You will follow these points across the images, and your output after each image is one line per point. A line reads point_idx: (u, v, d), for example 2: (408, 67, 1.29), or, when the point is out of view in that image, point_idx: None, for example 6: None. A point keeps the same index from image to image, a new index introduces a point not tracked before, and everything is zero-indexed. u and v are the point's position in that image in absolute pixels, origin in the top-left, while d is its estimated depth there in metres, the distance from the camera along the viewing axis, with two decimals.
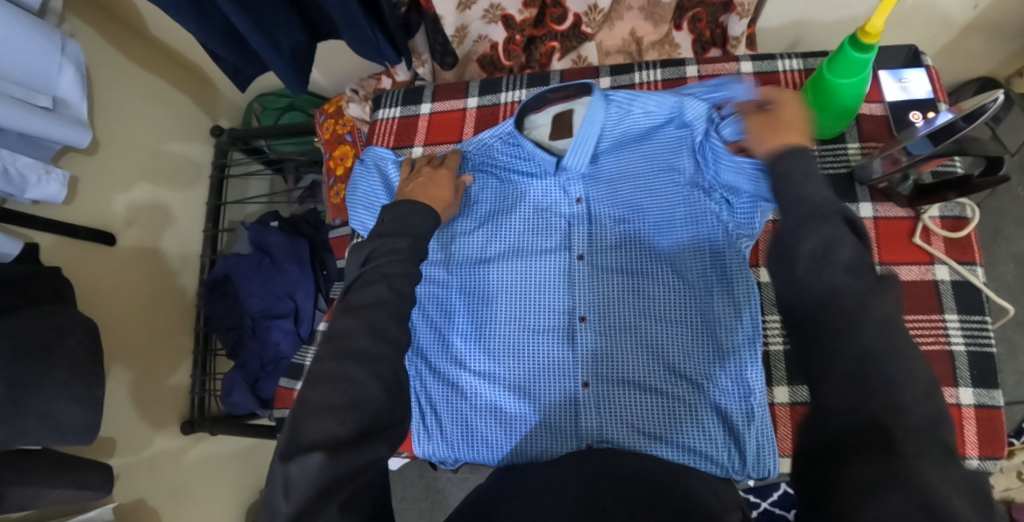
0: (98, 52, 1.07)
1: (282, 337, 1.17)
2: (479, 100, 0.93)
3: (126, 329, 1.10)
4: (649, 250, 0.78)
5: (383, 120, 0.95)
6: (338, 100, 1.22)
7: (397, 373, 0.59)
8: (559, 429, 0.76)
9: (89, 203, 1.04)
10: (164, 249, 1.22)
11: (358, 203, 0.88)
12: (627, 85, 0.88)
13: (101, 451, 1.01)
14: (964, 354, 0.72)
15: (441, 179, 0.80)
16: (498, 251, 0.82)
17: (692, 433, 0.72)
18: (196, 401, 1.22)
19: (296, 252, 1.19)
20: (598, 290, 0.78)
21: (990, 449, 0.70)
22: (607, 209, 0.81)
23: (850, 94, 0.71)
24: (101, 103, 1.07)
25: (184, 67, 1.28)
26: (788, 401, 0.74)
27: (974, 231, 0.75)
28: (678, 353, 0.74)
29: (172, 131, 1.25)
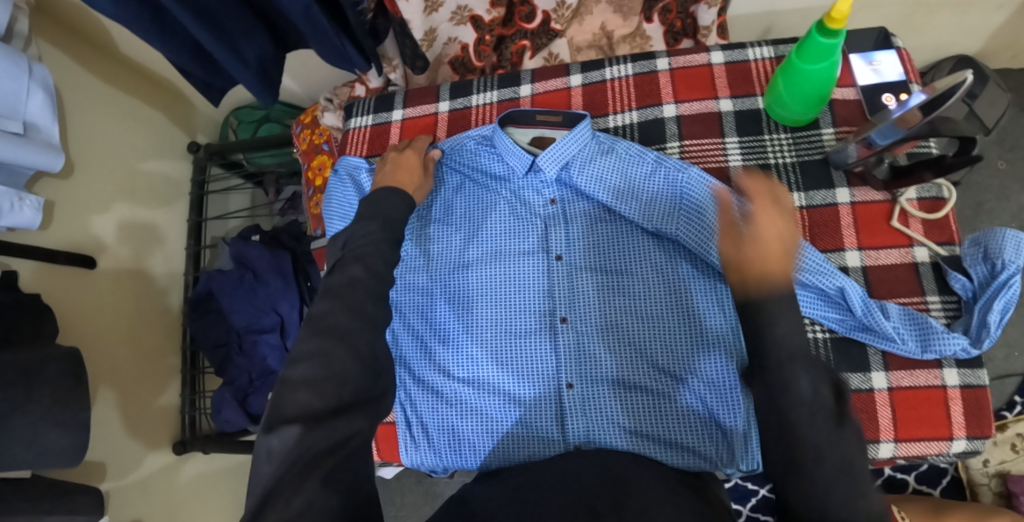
0: (67, 74, 1.05)
1: (269, 351, 1.16)
2: (451, 104, 0.92)
3: (111, 354, 1.09)
4: (628, 248, 0.78)
5: (355, 129, 0.94)
6: (314, 110, 1.21)
7: (375, 384, 0.58)
8: (546, 431, 0.76)
9: (66, 227, 1.03)
10: (145, 270, 1.21)
11: (334, 215, 0.87)
12: (599, 81, 0.87)
13: (92, 477, 1.00)
14: None
15: (408, 160, 0.81)
16: (476, 256, 0.82)
17: (679, 429, 0.72)
18: (187, 421, 1.21)
19: (278, 265, 1.17)
20: (578, 290, 0.78)
21: (978, 429, 0.70)
22: (582, 208, 0.81)
23: (820, 80, 0.71)
24: (76, 127, 1.05)
25: (156, 83, 1.26)
26: None
27: (952, 211, 0.74)
28: (661, 349, 0.74)
29: (147, 149, 1.24)
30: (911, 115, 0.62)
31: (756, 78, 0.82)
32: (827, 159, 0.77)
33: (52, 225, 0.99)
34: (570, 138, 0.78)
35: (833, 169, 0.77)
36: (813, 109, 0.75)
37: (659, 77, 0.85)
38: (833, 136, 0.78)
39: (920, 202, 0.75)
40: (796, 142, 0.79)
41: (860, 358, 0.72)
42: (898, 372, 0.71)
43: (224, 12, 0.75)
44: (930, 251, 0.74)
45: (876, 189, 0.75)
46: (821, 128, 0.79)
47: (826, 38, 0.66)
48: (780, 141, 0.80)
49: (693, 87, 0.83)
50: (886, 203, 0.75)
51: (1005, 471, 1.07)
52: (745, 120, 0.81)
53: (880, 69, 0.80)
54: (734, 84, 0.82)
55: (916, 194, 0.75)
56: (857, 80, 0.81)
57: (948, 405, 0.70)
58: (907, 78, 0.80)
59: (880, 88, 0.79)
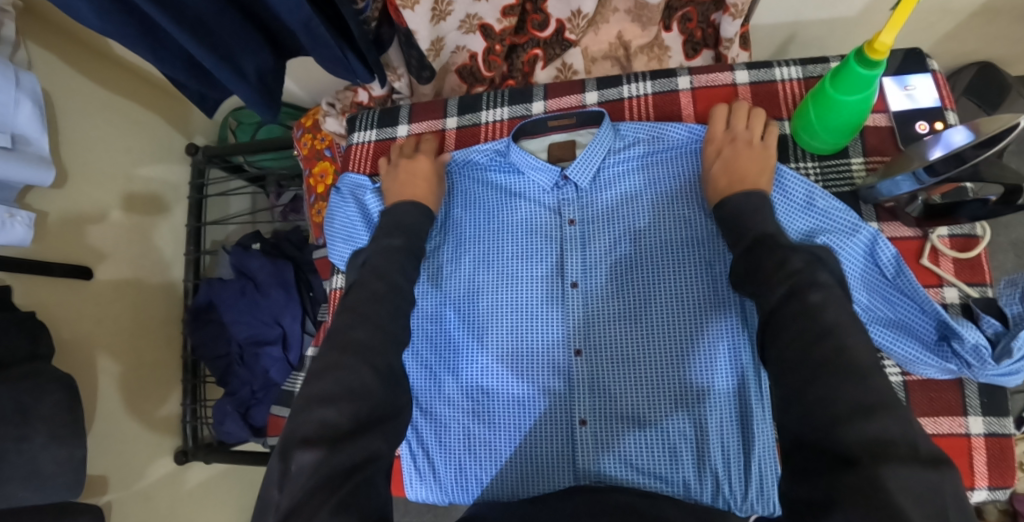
0: (59, 78, 1.01)
1: (271, 364, 1.15)
2: (459, 120, 0.87)
3: (110, 365, 1.07)
4: (647, 276, 0.73)
5: (358, 144, 0.89)
6: (315, 113, 1.16)
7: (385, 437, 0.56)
8: (556, 467, 0.73)
9: (61, 239, 1.00)
10: (144, 278, 1.18)
11: (336, 236, 0.83)
12: (616, 99, 0.81)
13: (94, 492, 0.99)
14: (974, 382, 0.69)
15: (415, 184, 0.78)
16: (486, 281, 0.78)
17: (696, 470, 0.69)
18: (188, 431, 1.19)
19: (279, 276, 1.14)
20: (592, 320, 0.74)
21: (1000, 479, 0.68)
22: (599, 231, 0.76)
23: (855, 111, 0.66)
24: (69, 133, 1.02)
25: (153, 83, 1.22)
26: None
27: (984, 250, 0.71)
28: (679, 384, 0.70)
29: (143, 154, 1.20)
30: (951, 161, 0.58)
31: (782, 100, 0.77)
32: (856, 192, 0.73)
33: (47, 238, 0.97)
34: (595, 144, 0.76)
35: (862, 202, 0.73)
36: (844, 138, 0.71)
37: (680, 97, 0.80)
38: (862, 166, 0.74)
39: (951, 240, 0.72)
40: (824, 173, 0.75)
41: None
42: (922, 419, 0.69)
43: (220, 28, 0.70)
44: (961, 293, 0.70)
45: (907, 225, 0.72)
46: (850, 158, 0.75)
47: (865, 69, 0.61)
48: (807, 170, 0.75)
49: (715, 109, 0.79)
50: (917, 240, 0.72)
51: None
52: None
53: (915, 94, 0.76)
54: (759, 108, 0.78)
55: (947, 232, 0.72)
56: (891, 105, 0.76)
57: (972, 454, 0.68)
58: (942, 104, 0.75)
59: (913, 115, 0.75)
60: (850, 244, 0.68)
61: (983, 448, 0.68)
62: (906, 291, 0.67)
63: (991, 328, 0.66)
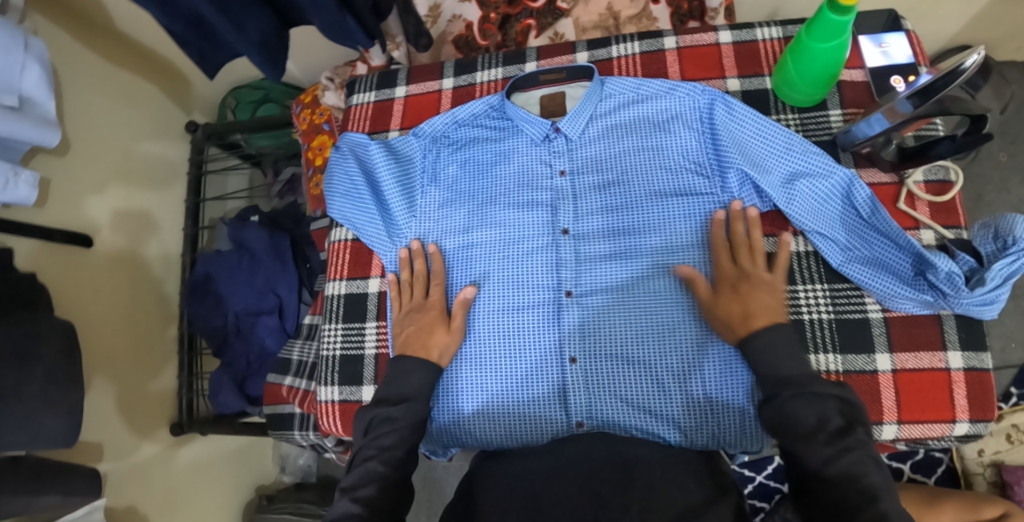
0: (64, 51, 1.03)
1: (267, 333, 1.16)
2: (455, 81, 0.89)
3: (107, 334, 1.08)
4: (637, 223, 0.75)
5: (358, 105, 0.92)
6: (314, 90, 1.20)
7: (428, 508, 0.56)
8: (547, 408, 0.74)
9: (62, 206, 1.01)
10: (142, 253, 1.19)
11: (335, 192, 0.84)
12: (605, 58, 0.85)
13: (90, 457, 0.99)
14: (952, 318, 0.71)
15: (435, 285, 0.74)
16: (480, 229, 0.79)
17: (684, 407, 0.71)
18: (185, 403, 1.20)
19: (277, 248, 1.16)
20: (584, 264, 0.75)
21: (980, 412, 0.70)
22: (590, 178, 0.78)
23: (829, 60, 0.69)
24: (74, 105, 1.05)
25: (155, 63, 1.25)
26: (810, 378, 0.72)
27: (958, 195, 0.75)
28: (670, 324, 0.72)
29: (143, 130, 1.22)
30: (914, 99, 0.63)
31: (763, 58, 0.81)
32: (834, 140, 0.77)
33: (48, 204, 0.98)
34: (585, 98, 0.79)
35: (840, 150, 0.77)
36: (818, 90, 0.75)
37: (666, 55, 0.83)
38: (840, 118, 0.78)
39: (927, 185, 0.75)
40: (804, 124, 0.79)
41: (865, 338, 0.71)
42: (903, 354, 0.71)
43: None
44: (937, 235, 0.73)
45: (884, 171, 0.76)
46: (829, 110, 0.79)
47: (837, 16, 0.65)
48: (788, 121, 0.79)
49: (699, 66, 0.82)
50: (893, 186, 0.76)
51: (1000, 460, 1.13)
52: (753, 100, 0.80)
53: (890, 51, 0.79)
54: (742, 65, 0.81)
55: (923, 177, 0.75)
56: (866, 62, 0.80)
57: (952, 388, 0.70)
58: (915, 61, 0.79)
59: (888, 70, 0.79)
60: (826, 186, 0.71)
61: (962, 381, 0.70)
62: (881, 231, 0.71)
63: (966, 264, 0.70)
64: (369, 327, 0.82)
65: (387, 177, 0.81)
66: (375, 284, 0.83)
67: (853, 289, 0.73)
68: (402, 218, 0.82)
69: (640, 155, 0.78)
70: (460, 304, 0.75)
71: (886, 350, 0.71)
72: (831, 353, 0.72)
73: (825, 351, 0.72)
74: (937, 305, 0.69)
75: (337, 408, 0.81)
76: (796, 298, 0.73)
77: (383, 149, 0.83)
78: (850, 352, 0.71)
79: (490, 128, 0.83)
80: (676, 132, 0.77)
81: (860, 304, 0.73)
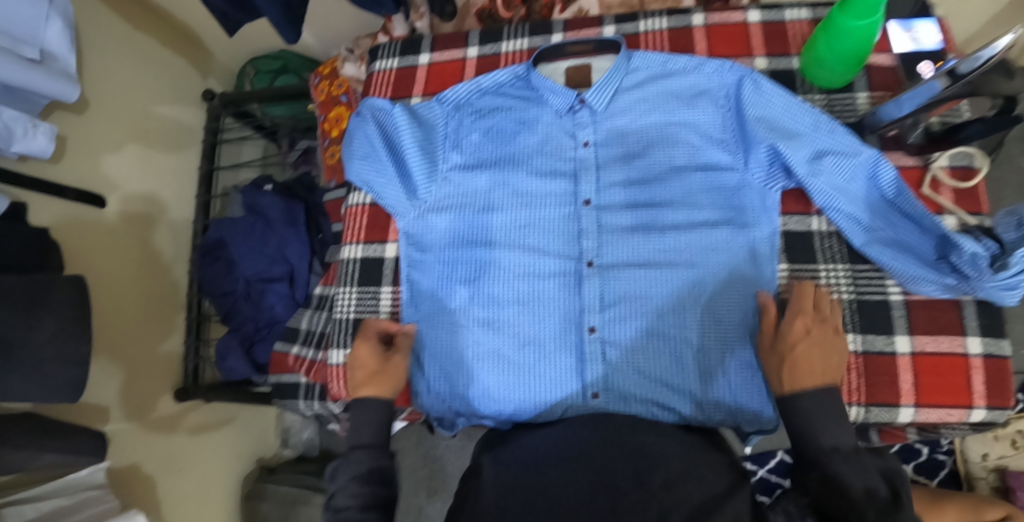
0: (85, 8, 1.03)
1: (276, 300, 1.15)
2: (480, 50, 0.89)
3: (117, 294, 1.07)
4: (662, 197, 0.75)
5: (380, 71, 0.91)
6: (333, 62, 1.20)
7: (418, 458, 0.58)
8: (565, 377, 0.73)
9: (77, 164, 1.01)
10: (155, 217, 1.19)
11: (355, 155, 0.83)
12: (633, 33, 0.85)
13: (94, 416, 0.98)
14: (973, 304, 0.71)
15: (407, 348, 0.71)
16: (501, 196, 0.78)
17: (704, 381, 0.70)
18: (190, 368, 1.19)
19: (290, 215, 1.16)
20: (607, 235, 0.75)
21: (998, 400, 0.69)
22: (614, 151, 0.77)
23: (860, 39, 0.69)
24: (93, 63, 1.04)
25: (174, 27, 1.24)
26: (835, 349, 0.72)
27: (982, 182, 0.74)
28: (693, 298, 0.71)
29: (161, 93, 1.22)
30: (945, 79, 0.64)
31: (792, 38, 0.81)
32: (860, 122, 0.77)
33: (64, 160, 0.98)
34: (612, 70, 0.78)
35: (865, 132, 0.77)
36: (849, 70, 0.74)
37: (694, 32, 0.83)
38: (867, 100, 0.78)
39: (952, 170, 0.75)
40: (830, 104, 0.79)
41: (885, 319, 0.72)
42: (922, 336, 0.71)
43: None
44: (959, 220, 0.73)
45: (909, 154, 0.76)
46: (856, 93, 0.79)
47: None
48: (814, 102, 0.79)
49: (727, 44, 0.82)
50: (917, 170, 0.76)
51: (1005, 465, 1.13)
52: (780, 80, 0.80)
53: (919, 37, 0.79)
54: (770, 44, 0.81)
55: (948, 162, 0.75)
56: (895, 47, 0.80)
57: (970, 374, 0.70)
58: (945, 48, 0.78)
59: (917, 56, 0.79)
60: (852, 164, 0.70)
61: (981, 367, 0.69)
62: (904, 212, 0.70)
63: (990, 249, 0.68)
64: (385, 290, 0.81)
65: (413, 144, 0.79)
66: (392, 248, 0.83)
67: (875, 270, 0.73)
68: (421, 182, 0.80)
69: (666, 130, 0.77)
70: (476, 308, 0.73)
71: (905, 332, 0.71)
72: (851, 332, 0.72)
73: (843, 329, 0.72)
74: (958, 288, 0.68)
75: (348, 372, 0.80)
76: (816, 278, 0.74)
77: (405, 112, 0.82)
78: (869, 332, 0.72)
79: (515, 96, 0.82)
80: (704, 107, 0.76)
81: (880, 285, 0.73)
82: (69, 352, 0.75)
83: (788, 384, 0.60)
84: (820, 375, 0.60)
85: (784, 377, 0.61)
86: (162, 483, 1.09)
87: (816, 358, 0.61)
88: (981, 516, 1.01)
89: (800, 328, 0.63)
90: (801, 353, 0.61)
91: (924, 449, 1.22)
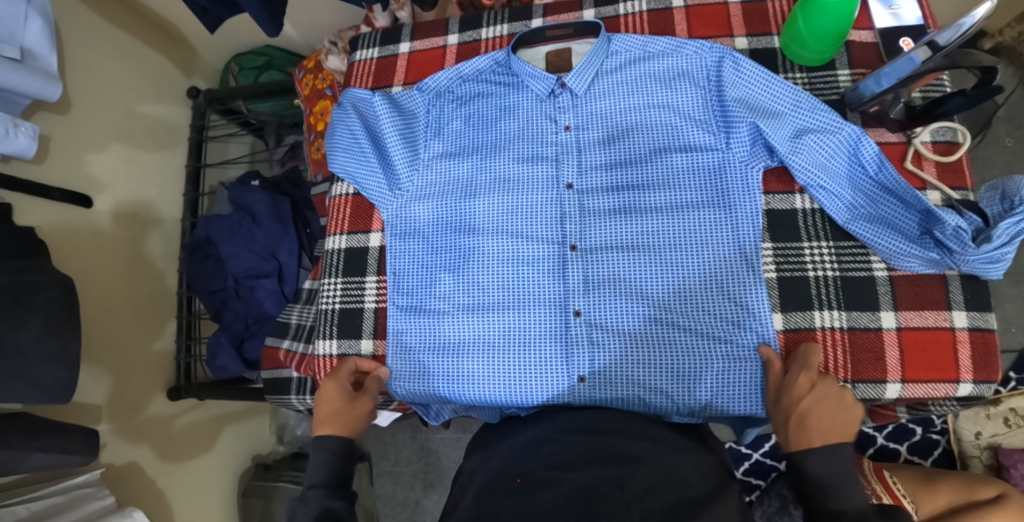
0: (64, 7, 1.02)
1: (266, 297, 1.15)
2: (460, 37, 0.88)
3: (106, 294, 1.07)
4: (644, 179, 0.74)
5: (361, 61, 0.91)
6: (317, 56, 1.20)
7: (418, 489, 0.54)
8: (550, 362, 0.73)
9: (62, 164, 1.00)
10: (142, 217, 1.18)
11: (337, 146, 0.82)
12: (612, 15, 0.84)
13: (86, 418, 0.98)
14: (957, 279, 0.71)
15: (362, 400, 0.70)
16: (483, 184, 0.78)
17: (690, 362, 0.70)
18: (183, 367, 1.19)
19: (278, 211, 1.15)
20: (590, 218, 0.74)
21: (985, 373, 0.69)
22: (595, 134, 0.77)
23: (839, 15, 0.68)
24: (74, 62, 1.03)
25: (156, 25, 1.23)
26: (823, 328, 0.71)
27: (965, 156, 0.74)
28: (676, 280, 0.71)
29: (145, 92, 1.21)
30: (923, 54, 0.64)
31: (772, 17, 0.80)
32: (842, 99, 0.76)
33: (48, 161, 0.97)
34: (591, 53, 0.77)
35: (847, 109, 0.76)
36: (829, 47, 0.73)
37: (674, 13, 0.82)
38: (848, 77, 0.78)
39: (934, 146, 0.75)
40: (811, 83, 0.78)
41: (870, 295, 0.72)
42: (908, 312, 0.71)
43: None
44: (943, 196, 0.72)
45: (893, 131, 0.75)
46: (837, 70, 0.78)
47: None
48: (795, 80, 0.78)
49: (708, 25, 0.81)
50: (901, 146, 0.75)
51: (997, 444, 1.13)
52: (760, 58, 0.79)
53: (899, 13, 0.79)
54: (750, 23, 0.80)
55: (930, 137, 0.75)
56: (875, 23, 0.80)
57: (957, 348, 0.70)
58: (925, 23, 0.78)
59: (897, 32, 0.78)
60: (832, 141, 0.70)
61: (967, 341, 0.69)
62: (885, 186, 0.70)
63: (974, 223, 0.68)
64: (370, 280, 0.81)
65: (395, 132, 0.79)
66: (375, 238, 0.82)
67: (860, 248, 0.73)
68: (404, 172, 0.80)
69: (647, 112, 0.76)
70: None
71: (891, 308, 0.71)
72: (835, 310, 0.72)
73: (828, 308, 0.71)
74: (943, 263, 0.69)
75: (335, 362, 0.80)
76: (801, 257, 0.73)
77: (386, 101, 0.81)
78: (854, 309, 0.71)
79: (495, 82, 0.81)
80: (684, 88, 0.76)
81: (865, 262, 0.73)
82: (59, 350, 0.74)
83: (799, 439, 0.57)
84: (835, 434, 0.56)
85: (795, 432, 0.58)
86: (157, 484, 1.09)
87: (826, 416, 0.58)
88: (975, 496, 1.01)
89: (807, 382, 0.61)
90: (811, 408, 0.59)
91: (917, 428, 1.22)
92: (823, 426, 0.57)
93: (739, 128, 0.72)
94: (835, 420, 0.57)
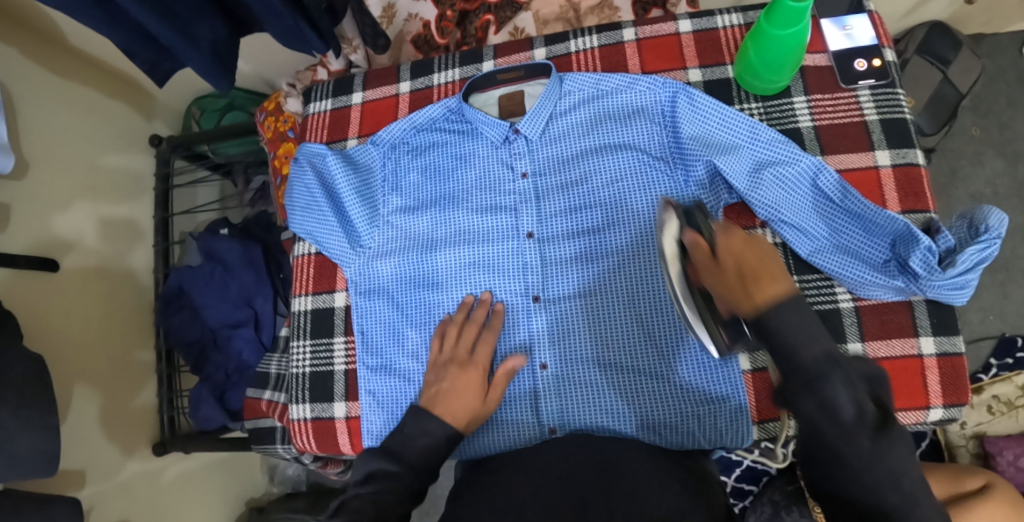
0: (13, 67, 0.98)
1: (244, 346, 1.15)
2: (412, 84, 0.87)
3: (81, 356, 1.05)
4: (603, 223, 0.74)
5: (315, 113, 0.90)
6: (277, 97, 1.18)
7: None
8: (521, 415, 0.74)
9: (25, 229, 0.97)
10: (111, 271, 1.16)
11: (297, 206, 0.81)
12: (564, 54, 0.83)
13: (70, 483, 0.96)
14: (923, 304, 0.71)
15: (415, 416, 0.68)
16: (444, 236, 0.77)
17: (658, 407, 0.70)
18: (166, 421, 1.19)
19: (249, 257, 1.14)
20: (551, 267, 0.74)
21: (954, 397, 0.70)
22: (553, 180, 0.77)
23: (790, 46, 0.67)
24: (28, 122, 1.00)
25: (111, 74, 1.20)
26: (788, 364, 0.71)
27: (924, 179, 0.73)
28: (639, 325, 0.71)
29: (105, 144, 1.18)
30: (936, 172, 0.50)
31: (725, 46, 0.79)
32: (798, 128, 0.76)
33: (11, 228, 0.94)
34: (543, 96, 0.76)
35: (806, 139, 0.76)
36: (781, 76, 0.72)
37: (625, 48, 0.81)
38: (805, 104, 0.77)
39: (895, 170, 0.74)
40: (767, 112, 0.77)
41: (836, 327, 0.72)
42: (874, 342, 0.71)
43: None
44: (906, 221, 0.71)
45: (856, 156, 0.74)
46: (793, 97, 0.77)
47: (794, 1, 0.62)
48: (751, 111, 0.78)
49: (660, 58, 0.80)
50: (862, 171, 0.74)
51: (982, 432, 1.14)
52: (715, 90, 0.78)
53: (852, 34, 0.79)
54: (703, 55, 0.80)
55: (889, 161, 0.74)
56: (828, 45, 0.79)
57: (925, 374, 0.70)
58: (878, 42, 0.78)
59: (850, 53, 0.78)
60: (792, 173, 0.69)
61: (935, 367, 0.70)
62: (856, 215, 0.68)
63: (945, 243, 0.67)
64: (338, 342, 0.81)
65: (352, 191, 0.78)
66: (341, 298, 0.82)
67: (824, 278, 0.73)
68: (364, 229, 0.79)
69: (604, 153, 0.76)
70: (504, 373, 0.70)
71: (858, 339, 0.71)
72: None
73: None
74: (908, 290, 0.68)
75: (310, 426, 0.80)
76: None
77: (340, 158, 0.80)
78: None
79: (451, 131, 0.80)
80: (639, 126, 0.75)
81: (830, 294, 0.73)
82: (37, 431, 0.73)
83: (751, 294, 0.51)
84: (773, 274, 0.52)
85: (747, 290, 0.52)
86: None
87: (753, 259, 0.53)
88: (961, 486, 0.97)
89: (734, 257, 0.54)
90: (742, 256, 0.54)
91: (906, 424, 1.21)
92: (769, 283, 0.51)
93: (695, 167, 0.72)
94: (761, 261, 0.53)
